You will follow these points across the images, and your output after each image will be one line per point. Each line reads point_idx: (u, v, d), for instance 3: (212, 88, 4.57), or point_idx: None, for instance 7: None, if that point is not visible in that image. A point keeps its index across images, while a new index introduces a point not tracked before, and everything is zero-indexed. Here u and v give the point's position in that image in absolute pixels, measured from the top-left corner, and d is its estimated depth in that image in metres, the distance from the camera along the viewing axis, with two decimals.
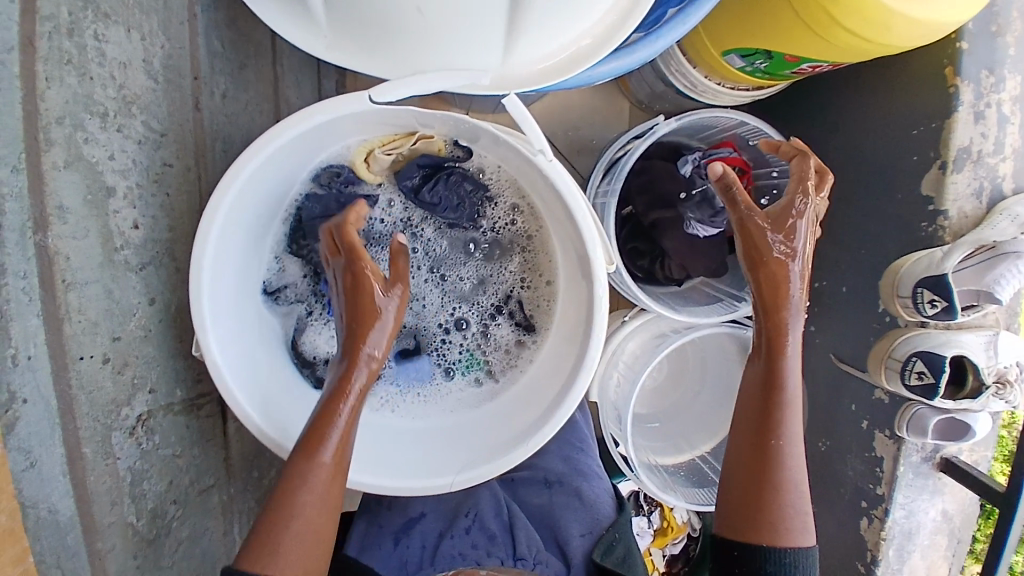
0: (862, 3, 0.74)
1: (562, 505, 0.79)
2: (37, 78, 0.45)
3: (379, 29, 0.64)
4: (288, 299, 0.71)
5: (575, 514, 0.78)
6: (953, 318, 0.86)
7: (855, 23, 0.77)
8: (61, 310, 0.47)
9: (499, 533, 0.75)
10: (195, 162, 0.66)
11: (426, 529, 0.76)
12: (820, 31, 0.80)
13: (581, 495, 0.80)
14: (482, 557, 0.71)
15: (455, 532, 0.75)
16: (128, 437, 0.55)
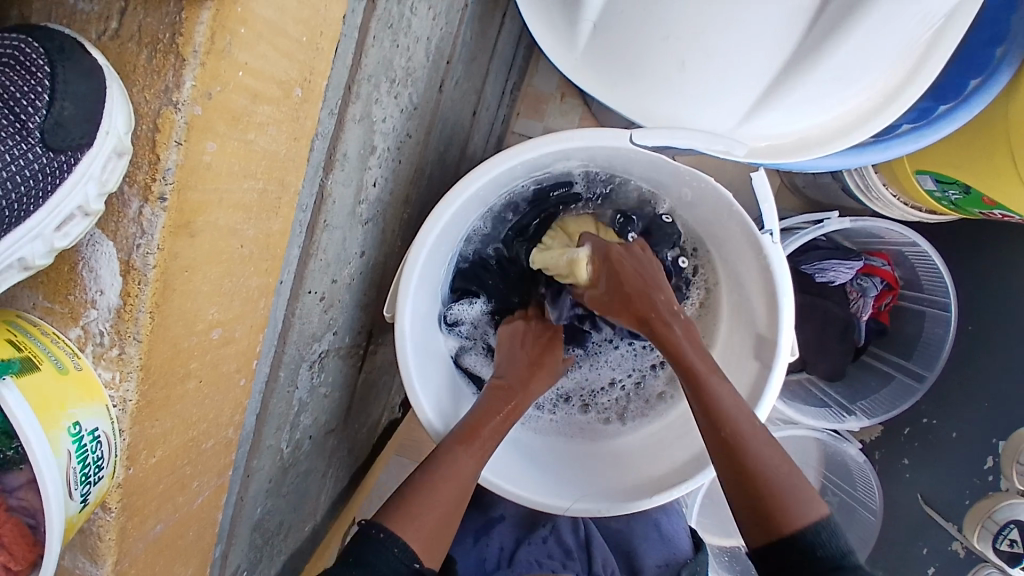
0: None
1: (639, 535, 0.83)
2: (367, 35, 0.47)
3: (636, 71, 0.67)
4: (461, 333, 0.80)
5: (652, 546, 0.82)
6: None
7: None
8: (313, 247, 0.51)
9: (575, 549, 0.79)
10: (419, 135, 0.71)
11: (504, 532, 0.81)
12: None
13: (658, 527, 0.84)
14: (558, 566, 0.75)
15: (533, 539, 0.79)
16: (309, 369, 0.61)
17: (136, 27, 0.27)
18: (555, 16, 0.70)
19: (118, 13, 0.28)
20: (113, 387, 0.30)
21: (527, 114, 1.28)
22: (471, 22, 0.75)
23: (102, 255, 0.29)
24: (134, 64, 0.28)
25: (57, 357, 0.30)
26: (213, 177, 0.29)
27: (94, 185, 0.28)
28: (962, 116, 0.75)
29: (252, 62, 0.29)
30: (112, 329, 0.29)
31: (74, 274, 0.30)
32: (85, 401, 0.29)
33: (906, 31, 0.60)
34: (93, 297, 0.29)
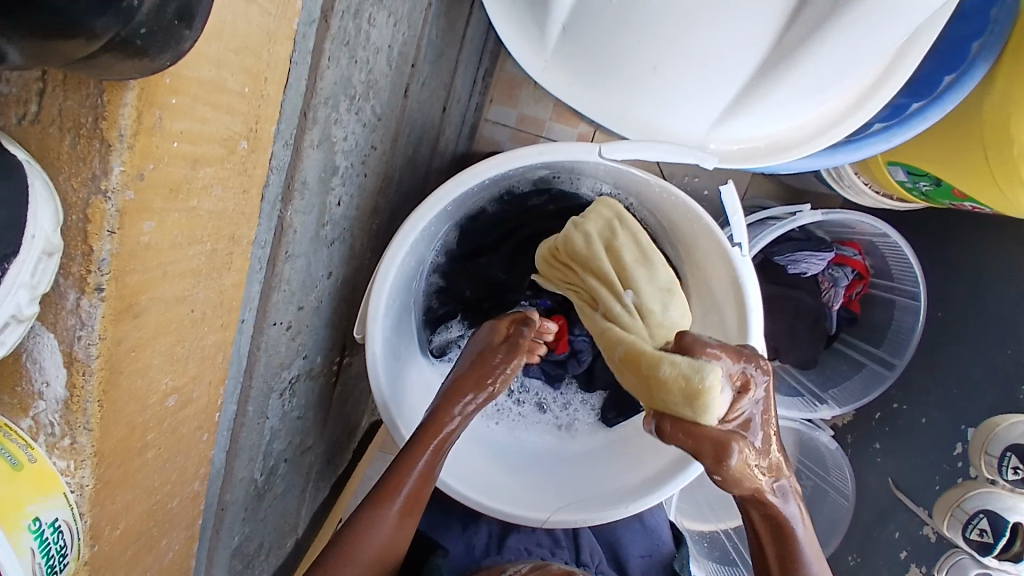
0: None
1: (624, 524, 0.81)
2: (322, 57, 0.45)
3: (607, 77, 0.65)
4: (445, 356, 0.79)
5: (636, 536, 0.81)
6: None
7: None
8: (275, 279, 0.49)
9: (564, 538, 0.76)
10: (385, 145, 0.68)
11: (491, 519, 0.78)
12: (1002, 185, 0.77)
13: (642, 520, 0.82)
14: (546, 554, 0.72)
15: (520, 528, 0.76)
16: (279, 397, 0.59)
17: (56, 110, 0.24)
18: (524, 16, 0.67)
19: (37, 94, 0.25)
20: (69, 475, 0.28)
21: (501, 100, 1.25)
22: (436, 20, 0.72)
23: (43, 347, 0.27)
24: (55, 147, 0.25)
25: (9, 452, 0.27)
26: (150, 255, 0.27)
27: (25, 291, 0.24)
28: (932, 115, 0.75)
29: (186, 128, 0.27)
30: (61, 420, 0.28)
31: (19, 367, 0.28)
32: (41, 495, 0.27)
33: (883, 41, 0.58)
34: (37, 390, 0.27)
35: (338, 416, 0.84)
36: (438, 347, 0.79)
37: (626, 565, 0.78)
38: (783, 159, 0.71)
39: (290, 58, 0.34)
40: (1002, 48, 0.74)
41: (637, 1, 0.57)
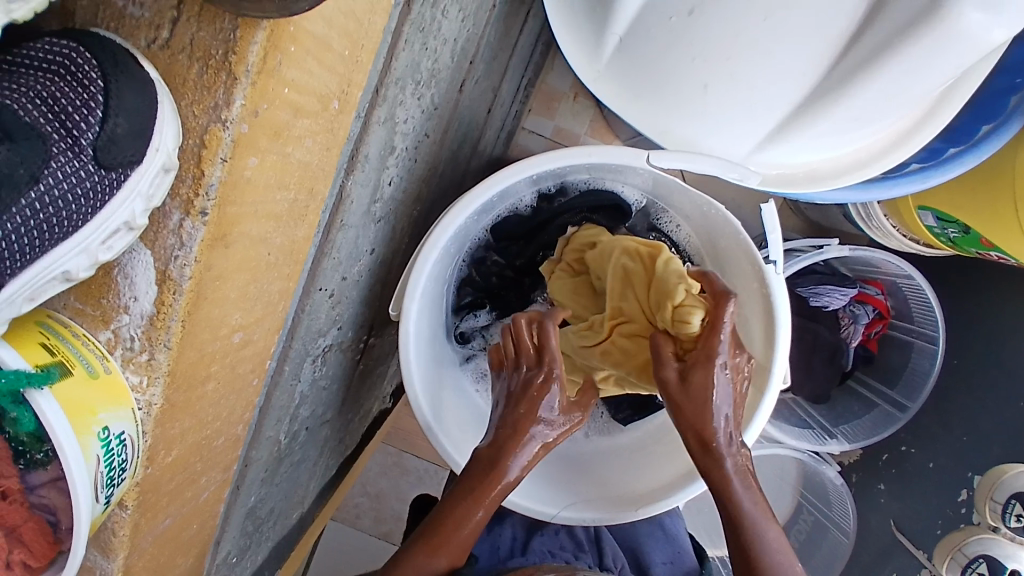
0: None
1: (645, 532, 0.80)
2: (400, 39, 0.47)
3: (657, 90, 0.68)
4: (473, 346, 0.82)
5: (657, 544, 0.79)
6: None
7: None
8: (328, 244, 0.51)
9: (587, 543, 0.76)
10: (436, 134, 0.70)
11: (516, 522, 0.78)
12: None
13: (663, 527, 0.81)
14: (570, 559, 0.72)
15: (545, 531, 0.76)
16: (311, 363, 0.61)
17: (187, 39, 0.28)
18: (582, 25, 0.69)
19: (171, 24, 0.29)
20: (140, 390, 0.31)
21: (539, 111, 1.27)
22: (496, 22, 0.75)
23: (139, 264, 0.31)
24: (182, 75, 0.29)
25: (87, 360, 0.30)
26: (247, 189, 0.29)
27: (140, 202, 0.30)
28: (970, 158, 0.76)
29: (296, 78, 0.29)
30: (143, 335, 0.30)
31: (110, 281, 0.31)
32: (113, 407, 0.30)
33: (933, 81, 0.60)
34: (127, 304, 0.31)
35: (356, 395, 0.86)
36: (464, 332, 0.82)
37: (649, 566, 0.77)
38: (821, 188, 0.72)
39: (383, 30, 0.37)
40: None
41: (697, 18, 0.59)
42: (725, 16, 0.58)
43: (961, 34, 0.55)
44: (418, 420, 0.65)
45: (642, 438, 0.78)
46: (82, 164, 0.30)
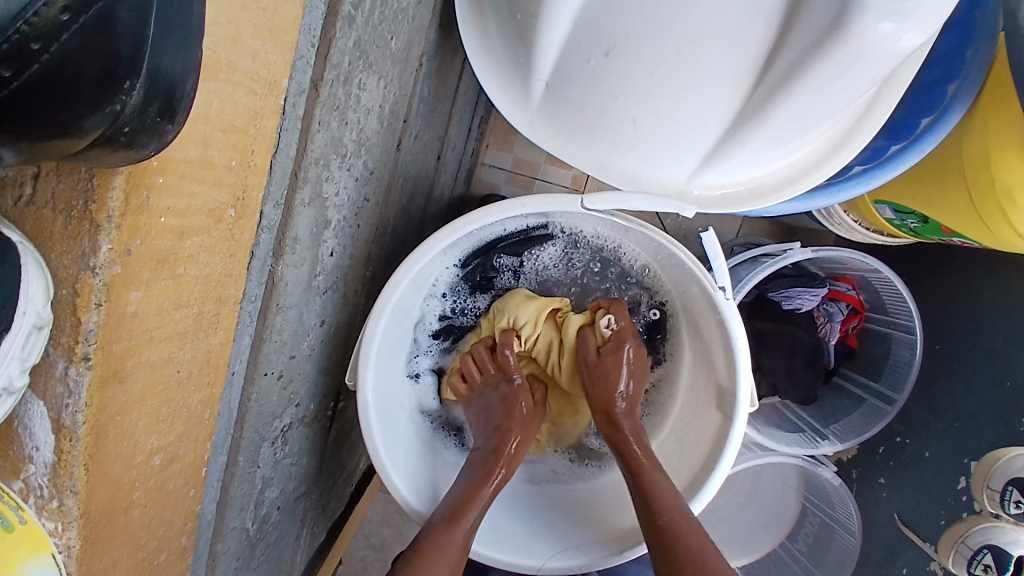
0: None
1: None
2: (313, 121, 0.47)
3: (589, 129, 0.68)
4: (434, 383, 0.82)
5: None
6: None
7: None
8: (266, 330, 0.51)
9: None
10: (378, 195, 0.70)
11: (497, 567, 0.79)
12: (988, 223, 0.76)
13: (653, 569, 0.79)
14: None
15: None
16: (270, 446, 0.60)
17: (49, 193, 0.27)
18: (508, 72, 0.69)
19: (32, 179, 0.28)
20: (56, 537, 0.29)
21: (497, 145, 1.28)
22: (428, 78, 0.76)
23: (34, 415, 0.28)
24: (51, 228, 0.27)
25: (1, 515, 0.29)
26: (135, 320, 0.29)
27: (16, 364, 0.26)
28: (914, 153, 0.75)
29: (172, 205, 0.29)
30: (50, 483, 0.29)
31: (13, 430, 0.29)
32: (32, 556, 0.28)
33: (853, 95, 0.60)
34: (26, 454, 0.29)
35: (332, 463, 0.85)
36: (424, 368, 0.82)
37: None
38: (767, 203, 0.72)
39: (276, 130, 0.37)
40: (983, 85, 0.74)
41: (613, 59, 0.60)
42: (641, 55, 0.58)
43: (870, 48, 0.54)
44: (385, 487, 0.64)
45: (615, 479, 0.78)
46: None
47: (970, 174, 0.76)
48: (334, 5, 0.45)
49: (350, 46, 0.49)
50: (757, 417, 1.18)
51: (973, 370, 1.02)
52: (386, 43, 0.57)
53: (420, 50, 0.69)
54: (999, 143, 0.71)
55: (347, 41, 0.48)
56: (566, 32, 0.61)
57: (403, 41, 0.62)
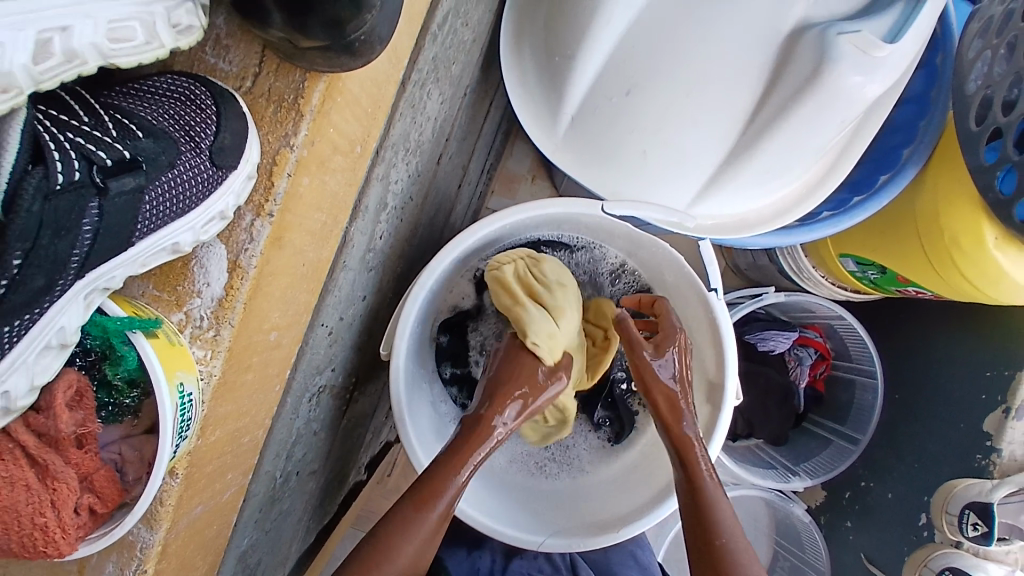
0: (985, 260, 0.82)
1: (617, 560, 0.82)
2: (396, 111, 0.58)
3: (605, 155, 0.79)
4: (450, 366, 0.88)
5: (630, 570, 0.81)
6: (989, 544, 0.96)
7: (976, 277, 0.85)
8: (331, 283, 0.59)
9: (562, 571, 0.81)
10: (419, 198, 0.80)
11: (495, 546, 0.82)
12: (939, 270, 0.89)
13: (634, 555, 0.83)
14: None
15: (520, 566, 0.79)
16: (307, 401, 0.66)
17: (266, 87, 0.44)
18: (537, 106, 0.82)
19: (252, 76, 0.45)
20: (204, 362, 0.42)
21: (501, 193, 1.30)
22: (466, 109, 0.88)
23: (212, 254, 0.43)
24: (262, 114, 0.44)
25: (168, 335, 0.41)
26: (302, 201, 0.46)
27: (231, 198, 0.43)
28: (872, 202, 0.90)
29: (327, 118, 0.45)
30: (211, 314, 0.43)
31: (187, 271, 0.44)
32: (187, 370, 0.40)
33: (826, 135, 0.73)
34: (198, 288, 0.43)
35: (339, 453, 0.89)
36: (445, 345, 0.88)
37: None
38: (752, 233, 0.82)
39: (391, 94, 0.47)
40: (929, 155, 0.91)
41: (634, 96, 0.73)
42: (656, 94, 0.72)
43: (842, 94, 0.68)
44: (407, 451, 0.71)
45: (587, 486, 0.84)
46: (202, 163, 0.43)
47: (923, 227, 0.89)
48: (426, 27, 0.58)
49: (430, 58, 0.61)
50: (733, 453, 1.25)
51: (932, 413, 1.11)
52: (449, 66, 0.70)
53: (466, 83, 0.82)
54: (948, 203, 0.86)
55: (429, 54, 0.60)
56: (594, 73, 0.75)
57: (459, 70, 0.75)
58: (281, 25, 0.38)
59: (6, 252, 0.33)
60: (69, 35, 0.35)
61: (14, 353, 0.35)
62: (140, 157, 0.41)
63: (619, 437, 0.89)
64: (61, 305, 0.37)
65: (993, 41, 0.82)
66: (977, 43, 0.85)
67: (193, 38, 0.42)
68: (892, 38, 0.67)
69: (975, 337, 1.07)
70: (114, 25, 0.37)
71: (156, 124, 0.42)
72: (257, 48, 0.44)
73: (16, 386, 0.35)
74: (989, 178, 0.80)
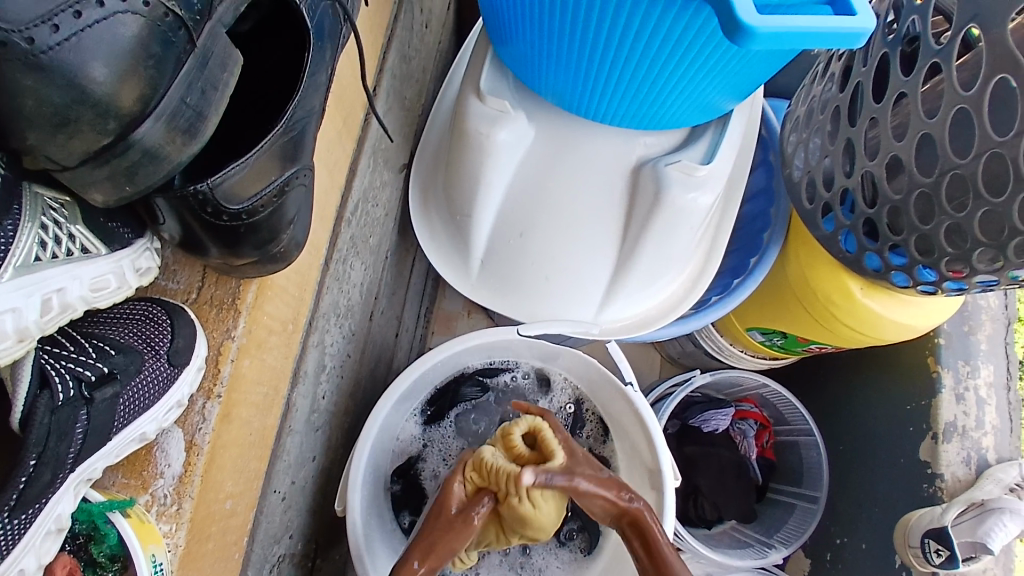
0: (859, 309, 0.97)
1: None
2: (321, 287, 0.68)
3: (514, 286, 0.91)
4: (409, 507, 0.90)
5: None
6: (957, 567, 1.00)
7: (855, 322, 0.99)
8: (280, 447, 0.65)
9: None
10: (356, 355, 0.88)
11: None
12: (828, 327, 1.03)
13: None
14: None
15: None
16: (269, 570, 0.68)
17: (210, 294, 0.53)
18: (451, 256, 0.94)
19: (197, 288, 0.54)
20: (171, 535, 0.47)
21: (439, 332, 1.40)
22: (390, 268, 1.00)
23: (171, 439, 0.49)
24: (207, 315, 0.53)
25: (141, 514, 0.46)
26: (246, 379, 0.54)
27: (187, 386, 0.50)
28: (748, 282, 1.05)
29: (259, 305, 0.54)
30: (173, 491, 0.48)
31: (149, 457, 0.49)
32: (156, 541, 0.45)
33: (687, 240, 0.87)
34: (158, 472, 0.48)
35: None
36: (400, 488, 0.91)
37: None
38: (653, 328, 0.94)
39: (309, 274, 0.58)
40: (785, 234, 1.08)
41: (524, 235, 0.87)
42: (541, 230, 0.86)
43: (684, 211, 0.82)
44: None
45: None
46: (161, 366, 0.49)
47: (801, 294, 1.04)
48: (338, 217, 0.70)
49: (346, 238, 0.73)
50: (708, 539, 1.27)
51: (873, 455, 1.19)
52: (365, 240, 0.82)
53: (385, 249, 0.95)
54: (813, 269, 1.01)
55: (345, 235, 0.72)
56: (490, 223, 0.89)
57: (376, 240, 0.88)
58: (217, 254, 0.49)
59: (23, 457, 0.42)
60: (63, 294, 0.45)
61: (23, 540, 0.40)
62: (115, 371, 0.49)
63: (587, 547, 0.91)
64: (58, 496, 0.43)
65: (804, 137, 1.02)
66: (793, 141, 1.05)
67: (151, 275, 0.52)
68: (706, 161, 0.83)
69: (888, 377, 1.19)
70: (95, 278, 0.47)
71: (126, 342, 0.50)
72: (199, 267, 0.55)
73: (28, 565, 0.40)
74: (834, 238, 0.97)
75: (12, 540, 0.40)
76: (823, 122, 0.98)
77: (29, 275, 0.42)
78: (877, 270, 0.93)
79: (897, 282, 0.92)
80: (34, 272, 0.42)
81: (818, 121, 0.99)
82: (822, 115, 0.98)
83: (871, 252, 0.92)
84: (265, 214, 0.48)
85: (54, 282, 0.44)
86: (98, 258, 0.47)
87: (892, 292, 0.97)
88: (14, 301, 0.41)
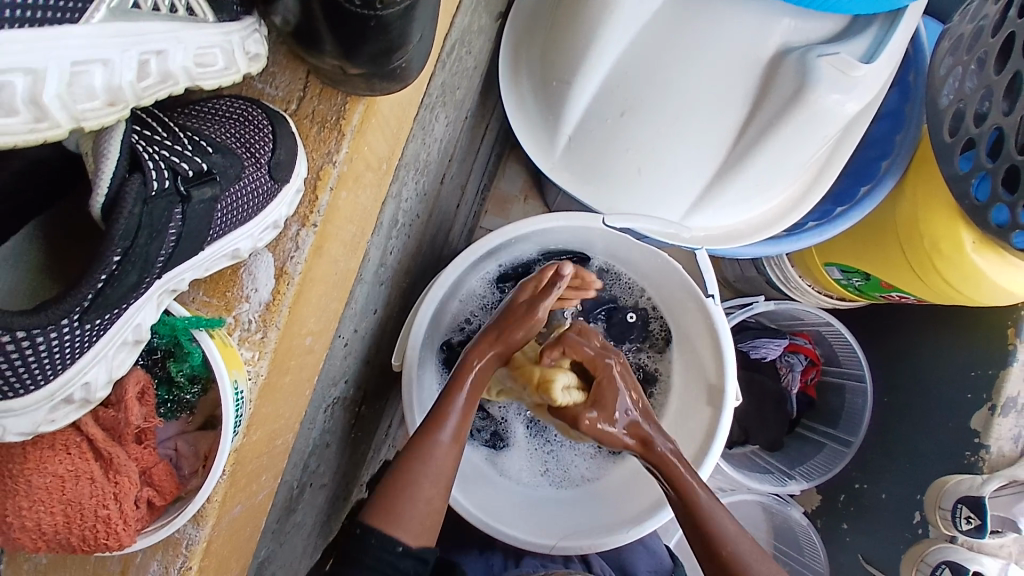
0: (965, 263, 0.87)
1: (628, 548, 0.84)
2: (410, 135, 0.62)
3: (601, 172, 0.83)
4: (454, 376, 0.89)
5: (640, 555, 0.83)
6: (983, 537, 0.99)
7: (955, 278, 0.89)
8: (352, 297, 0.62)
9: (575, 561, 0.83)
10: (425, 217, 0.84)
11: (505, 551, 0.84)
12: (921, 276, 0.93)
13: (645, 544, 0.85)
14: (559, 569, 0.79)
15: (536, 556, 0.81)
16: (324, 412, 0.68)
17: (312, 109, 0.48)
18: (536, 128, 0.85)
19: (297, 100, 0.49)
20: (252, 363, 0.45)
21: (495, 212, 1.34)
22: (467, 131, 0.92)
23: (262, 262, 0.47)
24: (308, 132, 0.48)
25: (223, 334, 0.44)
26: (340, 214, 0.50)
27: (285, 208, 0.46)
28: (854, 213, 0.95)
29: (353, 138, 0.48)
30: (259, 317, 0.46)
31: (236, 278, 0.47)
32: (238, 368, 0.43)
33: (810, 149, 0.78)
34: (246, 294, 0.46)
35: (348, 466, 0.91)
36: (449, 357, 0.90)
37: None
38: (740, 244, 0.86)
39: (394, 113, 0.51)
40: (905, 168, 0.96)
41: (627, 117, 0.77)
42: (650, 113, 0.76)
43: (823, 112, 0.73)
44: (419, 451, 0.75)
45: (596, 490, 0.87)
46: (263, 175, 0.45)
47: (905, 235, 0.94)
48: (438, 59, 0.62)
49: (439, 85, 0.65)
50: (729, 460, 1.29)
51: (918, 414, 1.15)
52: (453, 92, 0.74)
53: (467, 108, 0.87)
54: (927, 211, 0.91)
55: (439, 82, 0.64)
56: (591, 95, 0.79)
57: (462, 95, 0.79)
58: (332, 55, 0.42)
59: (108, 249, 0.36)
60: (164, 58, 0.39)
61: (94, 349, 0.38)
62: (214, 170, 0.42)
63: None
64: (141, 302, 0.40)
65: (964, 57, 0.87)
66: (948, 60, 0.90)
67: (259, 64, 0.47)
68: (868, 59, 0.72)
69: (961, 339, 1.10)
70: (199, 51, 0.42)
71: (221, 140, 0.43)
72: (303, 74, 0.49)
73: (96, 377, 0.39)
74: (965, 185, 0.84)
75: (93, 337, 0.38)
76: (991, 48, 0.82)
77: (127, 24, 0.36)
78: (1001, 225, 0.81)
79: (1015, 244, 0.82)
80: (130, 22, 0.36)
81: (985, 42, 0.83)
82: (990, 38, 0.82)
83: (1002, 204, 0.80)
84: (397, 10, 0.40)
85: (155, 42, 0.38)
86: (203, 26, 0.41)
87: (1003, 252, 0.87)
88: (105, 52, 0.35)
